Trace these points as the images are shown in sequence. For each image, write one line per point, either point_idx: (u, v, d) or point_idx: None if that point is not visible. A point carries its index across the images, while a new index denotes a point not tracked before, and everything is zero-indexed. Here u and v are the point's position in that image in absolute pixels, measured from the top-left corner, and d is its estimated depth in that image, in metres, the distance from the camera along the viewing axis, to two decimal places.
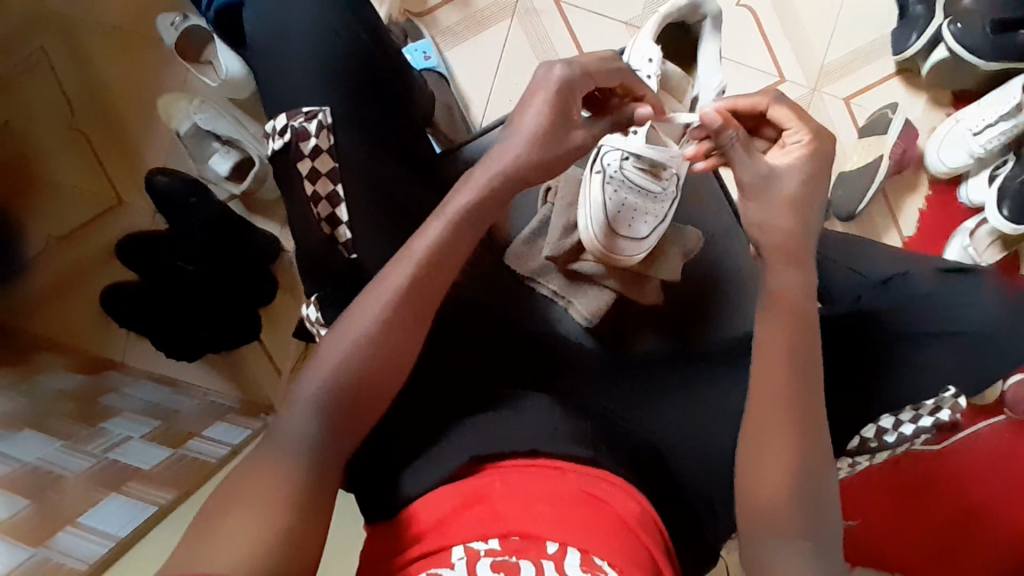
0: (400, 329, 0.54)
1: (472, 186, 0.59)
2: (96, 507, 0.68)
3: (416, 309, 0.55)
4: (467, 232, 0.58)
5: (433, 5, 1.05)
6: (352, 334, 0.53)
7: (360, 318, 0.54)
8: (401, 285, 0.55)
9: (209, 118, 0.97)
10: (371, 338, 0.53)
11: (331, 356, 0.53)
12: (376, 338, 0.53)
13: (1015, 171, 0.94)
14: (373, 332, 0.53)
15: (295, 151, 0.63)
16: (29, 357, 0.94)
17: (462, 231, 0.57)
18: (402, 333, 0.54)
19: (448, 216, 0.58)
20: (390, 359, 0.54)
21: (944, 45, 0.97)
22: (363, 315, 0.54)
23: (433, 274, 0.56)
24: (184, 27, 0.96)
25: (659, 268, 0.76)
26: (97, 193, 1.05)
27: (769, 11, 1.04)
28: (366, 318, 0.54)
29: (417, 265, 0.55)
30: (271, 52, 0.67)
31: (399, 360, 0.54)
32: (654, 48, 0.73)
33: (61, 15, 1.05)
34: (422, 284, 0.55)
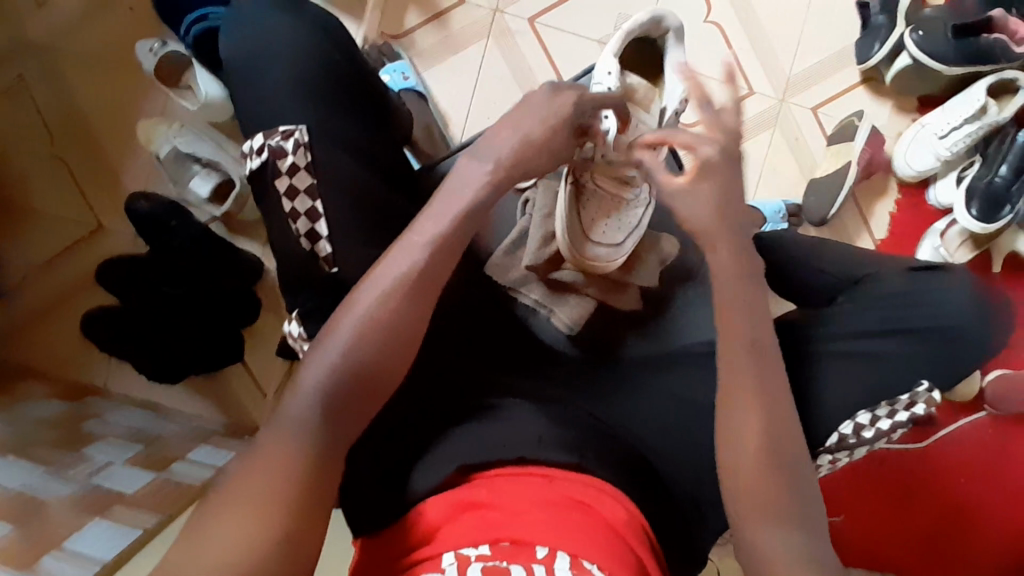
0: (387, 350, 0.55)
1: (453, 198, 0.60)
2: (80, 531, 0.67)
3: (406, 311, 0.56)
4: (449, 234, 0.58)
5: (411, 27, 1.08)
6: (336, 344, 0.53)
7: (344, 327, 0.54)
8: (382, 310, 0.55)
9: (188, 142, 0.97)
10: (345, 356, 0.53)
11: (316, 371, 0.52)
12: (355, 355, 0.53)
13: (981, 172, 0.97)
14: (361, 357, 0.53)
15: (273, 169, 0.65)
16: (9, 385, 0.93)
17: (436, 252, 0.58)
18: (393, 336, 0.55)
19: (428, 239, 0.58)
20: (377, 371, 0.54)
21: (907, 53, 1.00)
22: (345, 327, 0.54)
23: (415, 292, 0.56)
24: (163, 53, 0.97)
25: (638, 274, 0.77)
26: (77, 219, 1.05)
27: (737, 25, 1.07)
28: (344, 332, 0.54)
29: (394, 279, 0.56)
30: (249, 74, 0.68)
31: (389, 370, 0.55)
32: (613, 62, 0.76)
33: (39, 43, 1.05)
34: (408, 297, 0.56)
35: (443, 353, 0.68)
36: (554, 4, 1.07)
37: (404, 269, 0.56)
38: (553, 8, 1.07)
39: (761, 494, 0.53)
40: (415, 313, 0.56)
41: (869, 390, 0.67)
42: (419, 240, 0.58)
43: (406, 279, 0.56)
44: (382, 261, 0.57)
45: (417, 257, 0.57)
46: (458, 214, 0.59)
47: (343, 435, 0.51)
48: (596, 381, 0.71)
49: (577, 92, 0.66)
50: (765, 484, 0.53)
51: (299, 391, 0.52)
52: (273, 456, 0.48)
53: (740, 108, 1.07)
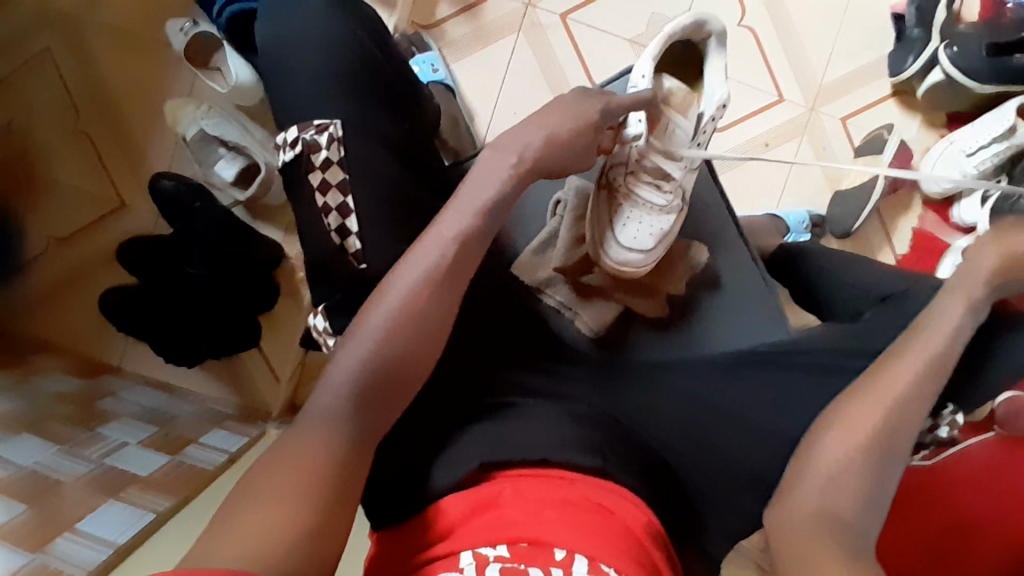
0: (417, 342, 0.55)
1: (479, 192, 0.60)
2: (95, 512, 0.67)
3: (434, 305, 0.56)
4: (479, 233, 0.59)
5: (441, 18, 1.07)
6: (369, 335, 0.54)
7: (375, 320, 0.54)
8: (408, 298, 0.55)
9: (216, 124, 0.97)
10: (374, 347, 0.53)
11: (348, 360, 0.53)
12: (382, 345, 0.53)
13: (1007, 192, 0.97)
14: (389, 346, 0.53)
15: (306, 162, 0.64)
16: (26, 360, 0.93)
17: (465, 246, 0.58)
18: (422, 326, 0.55)
19: (455, 236, 0.58)
20: (403, 365, 0.54)
21: (940, 68, 0.99)
22: (375, 318, 0.54)
23: (446, 284, 0.57)
24: (193, 32, 0.95)
25: (665, 280, 0.77)
26: (98, 196, 1.05)
27: (769, 31, 1.06)
28: (374, 324, 0.54)
29: (426, 271, 0.56)
30: (285, 61, 0.68)
31: (417, 362, 0.55)
32: (648, 64, 0.73)
33: (67, 15, 1.05)
34: (436, 290, 0.56)
35: (467, 351, 0.68)
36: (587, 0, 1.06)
37: (434, 262, 0.56)
38: (585, 5, 1.06)
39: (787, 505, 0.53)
40: (443, 305, 0.56)
41: None
42: (448, 234, 0.58)
43: (429, 265, 0.56)
44: (408, 253, 0.57)
45: (444, 249, 0.57)
46: (480, 209, 0.59)
47: (371, 434, 0.51)
48: (618, 383, 0.70)
49: (605, 99, 0.66)
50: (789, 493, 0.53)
51: (330, 380, 0.52)
52: (306, 447, 0.48)
53: (767, 115, 1.07)
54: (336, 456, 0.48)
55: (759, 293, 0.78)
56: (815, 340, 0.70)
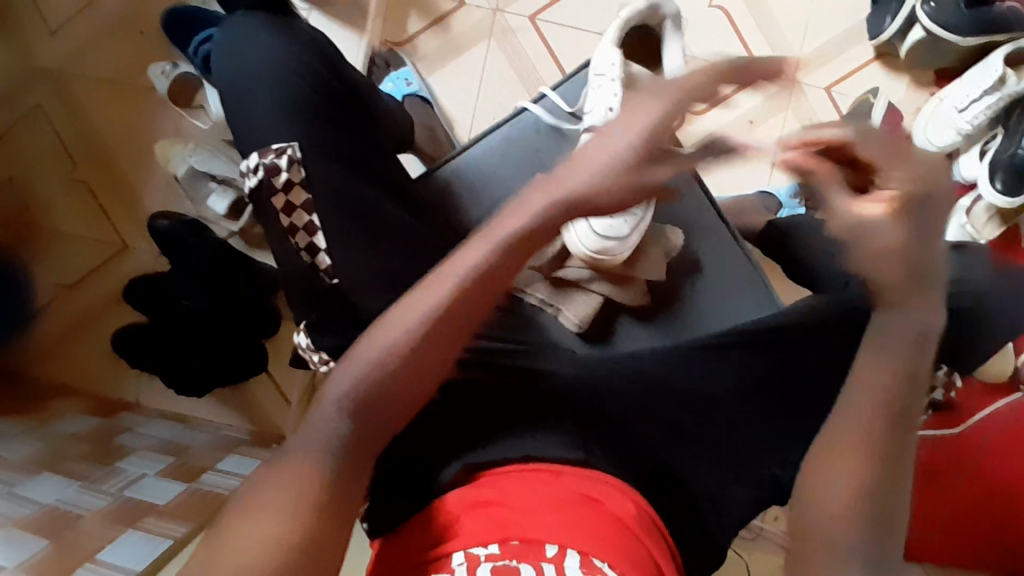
0: (433, 350, 0.48)
1: (532, 196, 0.48)
2: (113, 543, 0.68)
3: (461, 312, 0.48)
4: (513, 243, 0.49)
5: (413, 33, 1.08)
6: (379, 344, 0.47)
7: (386, 336, 0.47)
8: (438, 299, 0.47)
9: (203, 160, 1.00)
10: (386, 357, 0.47)
11: (351, 371, 0.47)
12: (398, 357, 0.47)
13: (1005, 145, 0.93)
14: (400, 349, 0.47)
15: (269, 185, 0.66)
16: (44, 404, 0.97)
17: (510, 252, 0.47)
18: (444, 332, 0.48)
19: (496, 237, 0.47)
20: (404, 380, 0.48)
21: (920, 26, 0.96)
22: (391, 325, 0.47)
23: (480, 287, 0.48)
24: (174, 74, 1.00)
25: (643, 268, 0.76)
26: (102, 241, 1.09)
27: (740, 8, 1.05)
28: (388, 334, 0.47)
29: (466, 270, 0.47)
30: (246, 92, 0.70)
31: (426, 376, 0.49)
32: (614, 53, 0.76)
33: (58, 72, 1.10)
34: (472, 295, 0.47)
35: None
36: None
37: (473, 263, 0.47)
38: (553, 5, 1.07)
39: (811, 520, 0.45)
40: (457, 322, 0.48)
41: None
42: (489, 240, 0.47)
43: (453, 280, 0.47)
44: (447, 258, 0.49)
45: (482, 252, 0.47)
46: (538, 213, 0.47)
47: None
48: (611, 374, 0.67)
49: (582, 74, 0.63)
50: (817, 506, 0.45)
51: (329, 395, 0.47)
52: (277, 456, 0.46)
53: (747, 93, 1.05)
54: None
55: (742, 275, 0.78)
56: (816, 312, 0.69)
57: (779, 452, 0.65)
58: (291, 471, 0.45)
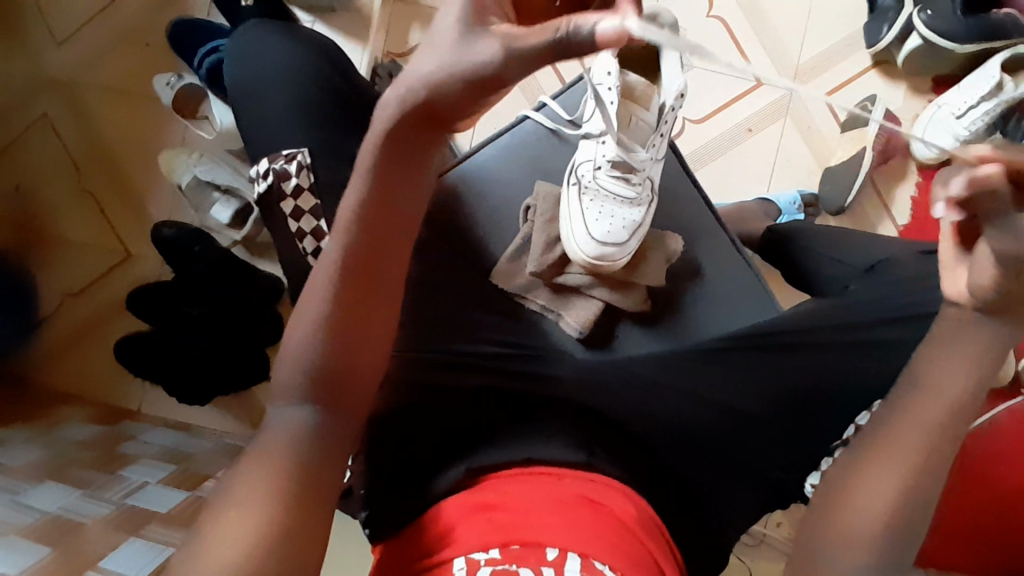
0: (354, 306, 0.47)
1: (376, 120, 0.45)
2: (116, 551, 0.67)
3: (368, 262, 0.46)
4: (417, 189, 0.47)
5: (415, 44, 1.10)
6: (304, 321, 0.47)
7: (314, 296, 0.47)
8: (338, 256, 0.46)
9: (208, 169, 1.02)
10: (314, 333, 0.46)
11: (291, 357, 0.47)
12: (325, 330, 0.46)
13: None
14: (326, 318, 0.46)
15: (279, 191, 0.66)
16: (48, 411, 0.97)
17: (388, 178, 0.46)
18: (360, 289, 0.47)
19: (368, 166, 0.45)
20: (346, 349, 0.47)
21: (917, 33, 0.98)
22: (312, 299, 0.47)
23: (381, 228, 0.46)
24: (180, 85, 1.01)
25: (643, 273, 0.77)
26: (106, 250, 1.10)
27: (739, 17, 1.06)
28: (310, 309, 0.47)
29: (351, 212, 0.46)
30: (252, 100, 0.70)
31: (363, 342, 0.47)
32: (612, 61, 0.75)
33: (64, 83, 1.11)
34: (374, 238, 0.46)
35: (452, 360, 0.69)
36: None
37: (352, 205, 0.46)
38: None
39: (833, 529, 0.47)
40: (379, 260, 0.47)
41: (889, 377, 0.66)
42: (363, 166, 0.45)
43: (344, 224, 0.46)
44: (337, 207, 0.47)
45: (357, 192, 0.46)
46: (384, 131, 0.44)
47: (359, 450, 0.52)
48: (616, 380, 0.67)
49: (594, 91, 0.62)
50: (845, 518, 0.46)
51: (280, 382, 0.48)
52: (274, 448, 0.46)
53: (747, 101, 1.06)
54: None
55: (744, 279, 0.79)
56: (817, 314, 0.70)
57: (779, 454, 0.65)
58: (291, 461, 0.46)
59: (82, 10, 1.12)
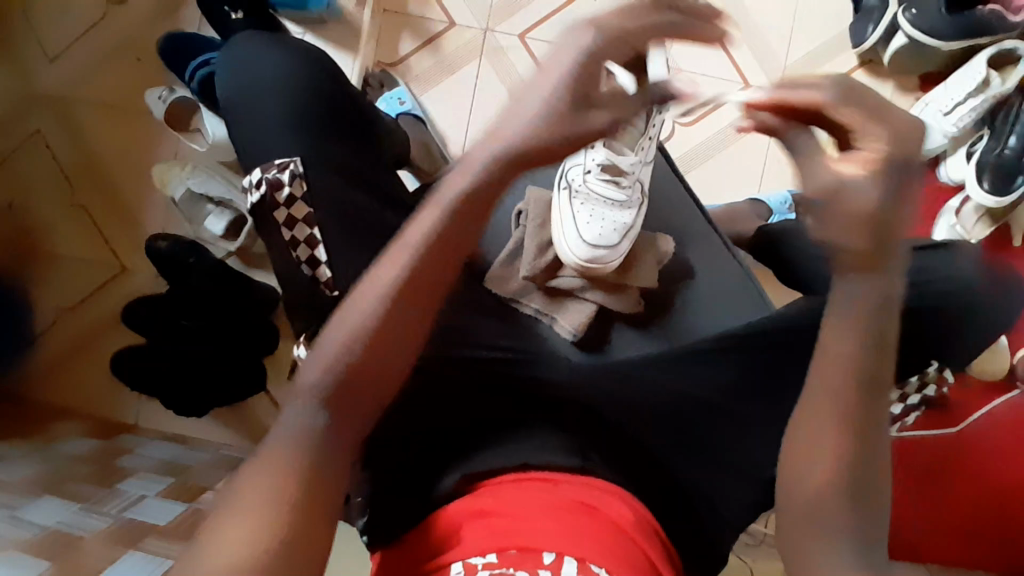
0: (397, 324, 0.51)
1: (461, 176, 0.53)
2: (114, 564, 0.66)
3: (418, 289, 0.52)
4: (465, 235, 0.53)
5: (405, 54, 1.11)
6: (347, 328, 0.51)
7: (363, 305, 0.51)
8: (393, 276, 0.51)
9: (201, 182, 1.02)
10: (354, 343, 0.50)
11: (321, 359, 0.50)
12: (364, 341, 0.50)
13: (991, 145, 0.97)
14: (367, 328, 0.51)
15: (271, 200, 0.67)
16: (45, 427, 0.97)
17: (453, 220, 0.52)
18: (404, 314, 0.51)
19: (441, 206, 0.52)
20: (377, 357, 0.51)
21: (902, 32, 0.99)
22: (356, 312, 0.51)
23: (434, 260, 0.52)
24: (172, 99, 1.02)
25: (636, 275, 0.77)
26: (100, 265, 1.10)
27: (726, 22, 1.07)
28: (352, 321, 0.51)
29: (418, 246, 0.51)
30: (245, 112, 0.70)
31: (393, 355, 0.52)
32: None
33: (57, 101, 1.12)
34: (427, 271, 0.52)
35: None
36: (543, 18, 1.10)
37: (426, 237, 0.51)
38: (542, 23, 1.10)
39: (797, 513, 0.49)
40: (425, 286, 0.52)
41: None
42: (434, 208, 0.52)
43: (409, 247, 0.52)
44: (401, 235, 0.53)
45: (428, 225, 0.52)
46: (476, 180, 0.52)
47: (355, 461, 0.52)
48: (611, 381, 0.68)
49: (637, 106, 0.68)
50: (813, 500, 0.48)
51: (301, 385, 0.50)
52: (284, 454, 0.47)
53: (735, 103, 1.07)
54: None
55: (739, 282, 0.78)
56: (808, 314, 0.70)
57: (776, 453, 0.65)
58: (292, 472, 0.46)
59: (74, 27, 1.12)
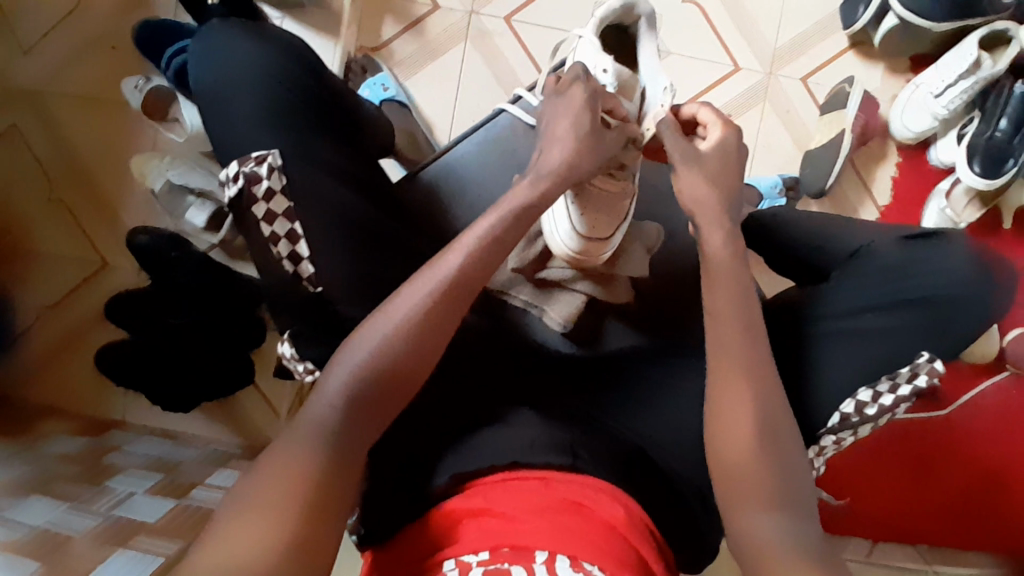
0: (416, 349, 0.54)
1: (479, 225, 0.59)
2: (104, 564, 0.64)
3: (433, 318, 0.55)
4: (479, 268, 0.57)
5: (388, 38, 1.08)
6: (363, 348, 0.53)
7: (380, 324, 0.54)
8: (410, 309, 0.55)
9: (182, 173, 1.00)
10: (366, 362, 0.53)
11: (338, 375, 0.53)
12: (377, 361, 0.53)
13: (982, 129, 0.96)
14: (381, 345, 0.53)
15: (249, 195, 0.65)
16: (31, 426, 0.95)
17: (469, 267, 0.57)
18: (421, 342, 0.55)
19: (465, 249, 0.57)
20: (387, 383, 0.53)
21: (893, 14, 0.97)
22: (372, 332, 0.54)
23: (450, 300, 0.56)
24: (149, 88, 1.01)
25: (624, 265, 0.76)
26: (83, 259, 1.08)
27: (715, 3, 1.05)
28: (371, 339, 0.54)
29: (442, 283, 0.56)
30: (221, 103, 0.68)
31: (407, 380, 0.54)
32: (603, 57, 0.71)
33: (31, 91, 1.09)
34: (444, 306, 0.55)
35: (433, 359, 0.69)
36: (528, 0, 1.07)
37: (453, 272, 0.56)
38: (527, 5, 1.07)
39: (730, 488, 0.53)
40: (442, 319, 0.55)
41: (868, 365, 0.65)
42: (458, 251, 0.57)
43: (440, 285, 0.56)
44: (421, 269, 0.57)
45: (453, 261, 0.56)
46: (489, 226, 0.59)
47: (350, 462, 0.50)
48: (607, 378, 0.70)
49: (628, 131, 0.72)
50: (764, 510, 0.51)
51: (322, 391, 0.52)
52: (288, 464, 0.48)
53: (725, 87, 1.05)
54: (308, 477, 0.47)
55: None
56: (796, 308, 0.70)
57: None
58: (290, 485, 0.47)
59: (47, 14, 1.09)
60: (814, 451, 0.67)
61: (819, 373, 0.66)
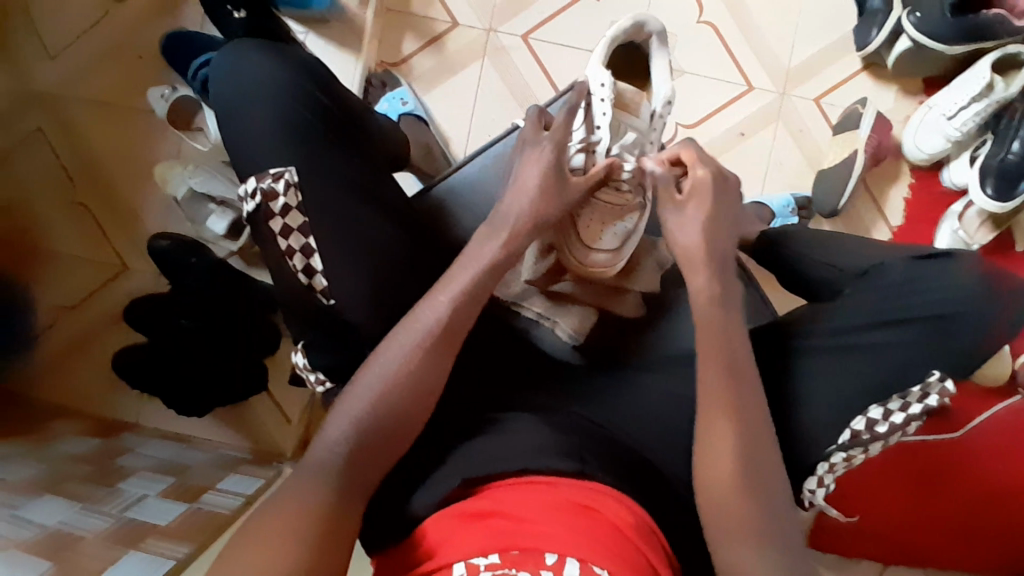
0: (413, 394, 0.57)
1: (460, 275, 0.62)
2: (115, 564, 0.65)
3: (426, 360, 0.58)
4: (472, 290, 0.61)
5: (407, 54, 1.10)
6: (363, 396, 0.57)
7: (376, 372, 0.58)
8: (399, 357, 0.58)
9: (203, 181, 1.02)
10: (364, 410, 0.56)
11: (338, 424, 0.56)
12: (376, 407, 0.56)
13: (993, 151, 0.97)
14: (380, 388, 0.57)
15: (266, 211, 0.67)
16: (46, 426, 0.96)
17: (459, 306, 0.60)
18: (416, 384, 0.58)
19: (453, 295, 0.60)
20: (391, 419, 0.56)
21: (906, 36, 0.99)
22: (369, 379, 0.57)
23: (440, 342, 0.59)
24: (174, 98, 1.04)
25: (636, 280, 0.77)
26: (101, 264, 1.10)
27: (729, 24, 1.07)
28: (368, 388, 0.57)
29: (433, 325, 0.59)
30: (240, 115, 0.70)
31: (410, 411, 0.57)
32: (604, 73, 0.73)
33: (58, 98, 1.12)
34: (432, 349, 0.58)
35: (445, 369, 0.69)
36: (546, 19, 1.09)
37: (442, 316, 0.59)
38: (545, 23, 1.09)
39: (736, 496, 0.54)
40: (431, 364, 0.58)
41: (880, 383, 0.66)
42: (442, 298, 0.60)
43: (430, 331, 0.59)
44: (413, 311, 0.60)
45: (442, 307, 0.60)
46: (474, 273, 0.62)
47: None
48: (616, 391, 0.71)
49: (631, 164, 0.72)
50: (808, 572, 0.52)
51: (325, 438, 0.56)
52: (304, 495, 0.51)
53: (737, 105, 1.07)
54: None
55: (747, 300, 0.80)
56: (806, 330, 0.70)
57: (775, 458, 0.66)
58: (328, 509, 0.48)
59: (76, 25, 1.12)
60: (824, 467, 0.66)
61: (829, 394, 0.66)
